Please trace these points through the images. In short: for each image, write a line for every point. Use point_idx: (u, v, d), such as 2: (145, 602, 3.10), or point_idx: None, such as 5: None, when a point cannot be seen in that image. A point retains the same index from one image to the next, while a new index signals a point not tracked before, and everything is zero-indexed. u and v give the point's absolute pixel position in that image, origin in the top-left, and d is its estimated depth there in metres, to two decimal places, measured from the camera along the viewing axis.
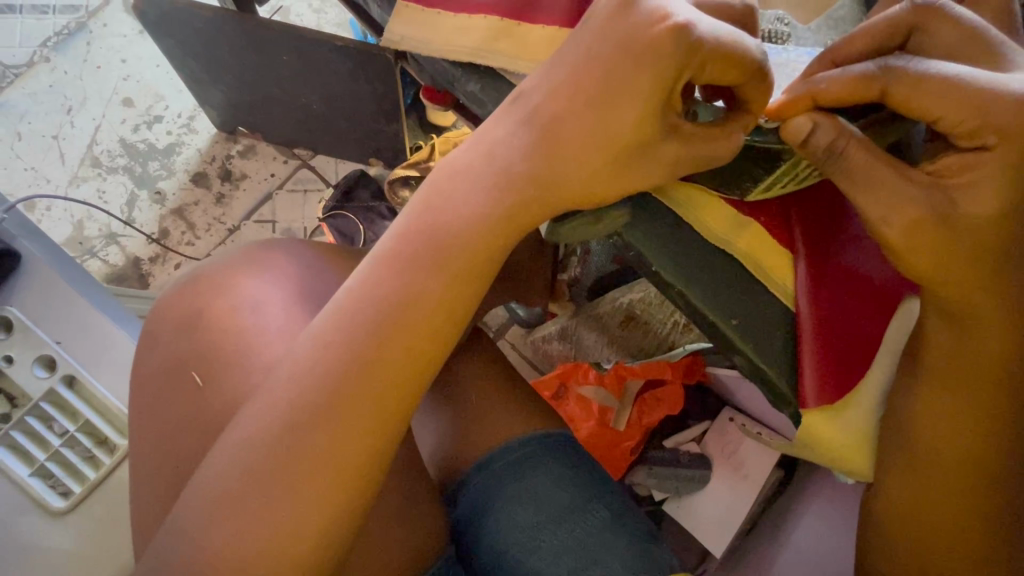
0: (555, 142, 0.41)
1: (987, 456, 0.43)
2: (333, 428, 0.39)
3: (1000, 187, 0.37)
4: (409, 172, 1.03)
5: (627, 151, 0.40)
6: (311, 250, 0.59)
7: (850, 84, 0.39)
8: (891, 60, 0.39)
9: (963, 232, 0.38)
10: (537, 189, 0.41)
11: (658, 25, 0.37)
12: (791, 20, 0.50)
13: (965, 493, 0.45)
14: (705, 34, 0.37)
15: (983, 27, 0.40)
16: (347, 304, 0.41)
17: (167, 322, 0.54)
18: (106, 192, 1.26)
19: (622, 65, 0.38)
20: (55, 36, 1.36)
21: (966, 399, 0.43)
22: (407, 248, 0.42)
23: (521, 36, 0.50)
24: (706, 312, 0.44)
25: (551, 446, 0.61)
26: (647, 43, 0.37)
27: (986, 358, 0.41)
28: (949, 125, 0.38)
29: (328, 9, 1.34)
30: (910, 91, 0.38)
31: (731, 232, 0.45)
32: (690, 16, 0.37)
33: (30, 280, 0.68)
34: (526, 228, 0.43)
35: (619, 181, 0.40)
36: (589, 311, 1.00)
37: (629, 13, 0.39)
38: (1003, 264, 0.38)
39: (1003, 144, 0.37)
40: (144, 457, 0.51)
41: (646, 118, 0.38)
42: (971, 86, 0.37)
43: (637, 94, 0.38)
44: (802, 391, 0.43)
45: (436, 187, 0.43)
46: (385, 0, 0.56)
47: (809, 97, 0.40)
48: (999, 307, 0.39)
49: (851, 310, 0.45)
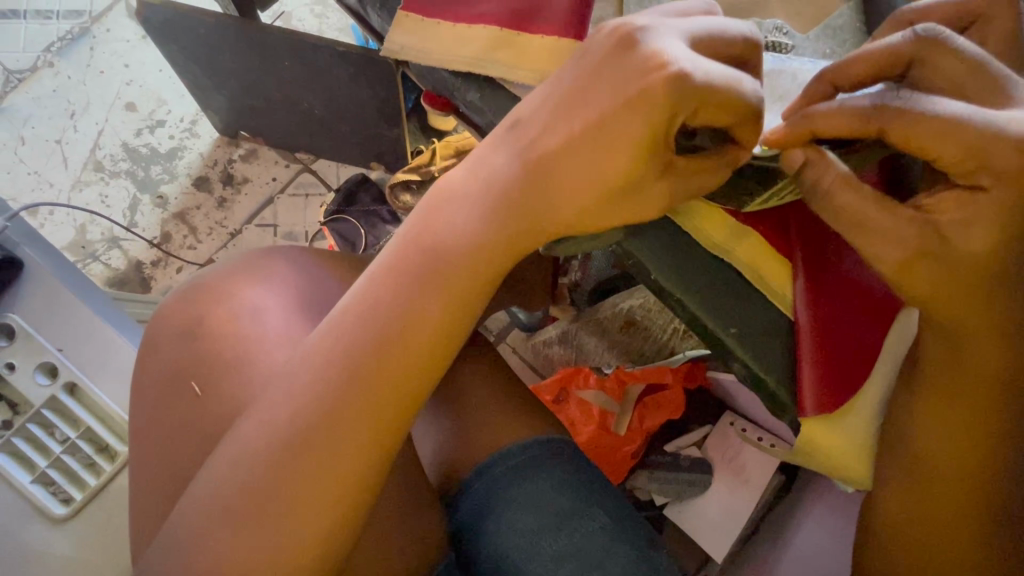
0: (551, 174, 0.41)
1: (991, 469, 0.43)
2: (333, 436, 0.40)
3: (997, 228, 0.36)
4: (410, 176, 1.04)
5: (620, 190, 0.39)
6: (312, 257, 0.60)
7: (845, 119, 0.39)
8: (890, 99, 0.38)
9: (959, 271, 0.37)
10: (534, 206, 0.41)
11: (654, 69, 0.37)
12: (790, 30, 0.51)
13: (968, 504, 0.44)
14: (701, 78, 0.36)
15: (986, 60, 0.39)
16: (345, 321, 0.42)
17: (168, 329, 0.54)
18: (109, 196, 1.27)
19: (617, 105, 0.38)
20: (59, 41, 1.36)
21: (965, 423, 0.42)
22: (405, 264, 0.42)
23: (520, 46, 0.51)
24: (705, 319, 0.44)
25: (551, 451, 0.61)
26: (643, 87, 0.37)
27: (984, 387, 0.40)
28: (946, 163, 0.37)
29: (329, 13, 1.34)
30: (907, 130, 0.37)
31: (730, 240, 0.46)
32: (685, 59, 0.37)
33: (34, 287, 0.69)
34: (525, 247, 0.43)
35: (612, 217, 0.40)
36: (589, 316, 1.01)
37: (628, 54, 0.39)
38: (1000, 297, 0.38)
39: (999, 185, 0.36)
40: (145, 463, 0.51)
41: (640, 157, 0.38)
42: (971, 124, 0.36)
43: (631, 134, 0.38)
44: (802, 399, 0.43)
45: (435, 207, 0.44)
46: (386, 10, 0.56)
47: (807, 131, 0.40)
48: (997, 342, 0.39)
49: (851, 321, 0.45)
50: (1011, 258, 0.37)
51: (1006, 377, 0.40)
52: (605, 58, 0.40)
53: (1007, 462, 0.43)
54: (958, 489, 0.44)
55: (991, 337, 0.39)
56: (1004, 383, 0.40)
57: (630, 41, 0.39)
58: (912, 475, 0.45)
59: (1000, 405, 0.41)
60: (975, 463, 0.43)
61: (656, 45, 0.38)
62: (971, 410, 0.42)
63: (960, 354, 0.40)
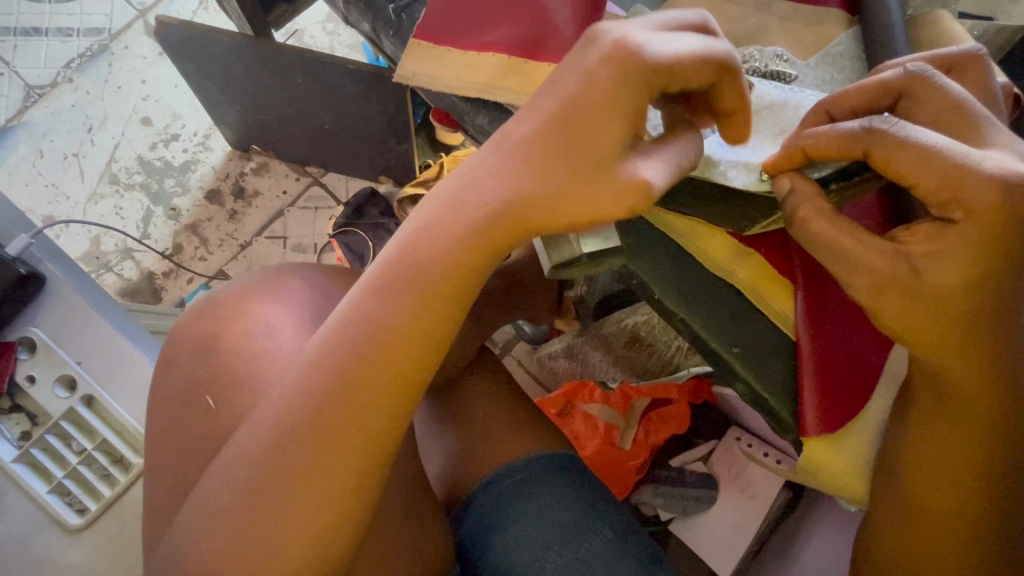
0: (526, 160, 0.41)
1: (983, 496, 0.43)
2: (335, 448, 0.41)
3: (965, 261, 0.37)
4: (419, 191, 1.07)
5: (593, 168, 0.40)
6: (323, 274, 0.61)
7: (834, 141, 0.40)
8: (879, 121, 0.39)
9: (926, 301, 0.38)
10: (512, 206, 0.41)
11: (619, 53, 0.39)
12: (791, 57, 0.52)
13: (965, 534, 0.44)
14: (663, 53, 0.38)
15: (969, 101, 0.40)
16: (336, 342, 0.42)
17: (184, 344, 0.55)
18: (123, 209, 1.29)
19: (586, 90, 0.40)
20: (79, 57, 1.40)
21: (955, 449, 0.43)
22: (395, 283, 0.43)
23: (527, 75, 0.53)
24: (707, 339, 0.46)
25: (557, 467, 0.62)
26: (607, 71, 0.39)
27: (972, 412, 0.41)
28: (923, 190, 0.38)
29: (341, 31, 1.38)
30: (890, 154, 0.38)
31: (732, 260, 0.47)
32: (649, 40, 0.39)
33: (54, 303, 0.70)
34: (496, 248, 0.43)
35: (594, 206, 0.40)
36: (594, 331, 1.01)
37: (592, 45, 0.40)
38: (978, 335, 0.39)
39: (969, 221, 0.37)
40: (159, 474, 0.52)
41: (612, 135, 0.39)
42: (948, 158, 0.37)
43: (599, 116, 0.39)
44: (802, 420, 0.44)
45: (424, 223, 0.44)
46: (399, 38, 0.59)
47: (799, 149, 0.42)
48: (976, 370, 0.40)
49: (849, 342, 0.46)
50: (986, 292, 0.38)
51: (994, 407, 0.41)
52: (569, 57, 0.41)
53: (1001, 489, 0.43)
54: (954, 511, 0.44)
55: (971, 372, 0.40)
56: (992, 414, 0.41)
57: (593, 34, 0.40)
58: (912, 501, 0.45)
59: (984, 436, 0.42)
60: (969, 489, 0.43)
61: (619, 33, 0.39)
62: (959, 440, 0.42)
63: (942, 385, 0.41)
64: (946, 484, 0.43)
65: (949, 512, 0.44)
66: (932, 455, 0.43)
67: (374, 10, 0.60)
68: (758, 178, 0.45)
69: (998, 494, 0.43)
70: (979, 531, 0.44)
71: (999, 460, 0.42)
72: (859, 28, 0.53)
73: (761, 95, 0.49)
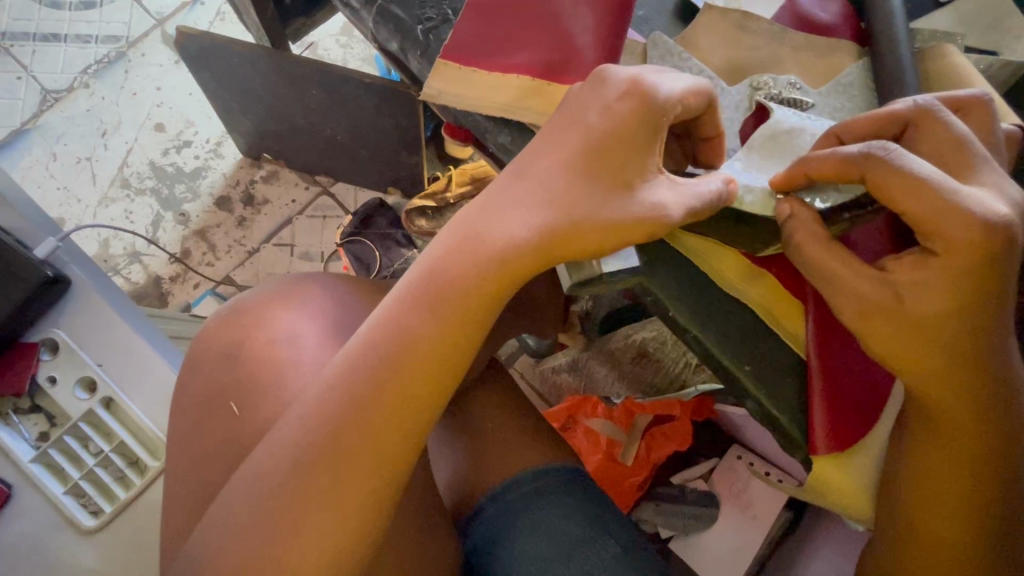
0: (558, 193, 0.44)
1: (978, 527, 0.44)
2: (345, 459, 0.41)
3: (946, 292, 0.39)
4: (427, 203, 1.09)
5: (619, 199, 0.43)
6: (342, 283, 0.62)
7: (833, 165, 0.42)
8: (876, 147, 0.40)
9: (907, 325, 0.40)
10: (546, 235, 0.44)
11: (637, 89, 0.43)
12: (803, 84, 0.54)
13: (957, 564, 0.44)
14: (673, 90, 0.43)
15: (971, 139, 0.42)
16: (358, 361, 0.43)
17: (207, 351, 0.56)
18: (133, 213, 1.31)
19: (606, 123, 0.43)
20: (96, 63, 1.42)
21: (948, 479, 0.43)
22: (410, 305, 0.44)
23: (550, 95, 0.54)
24: (719, 356, 0.48)
25: (564, 480, 0.62)
26: (631, 105, 0.43)
27: (965, 441, 0.42)
28: (909, 218, 0.39)
29: (354, 44, 1.41)
30: (884, 181, 0.40)
31: (746, 283, 0.48)
32: (658, 79, 0.44)
33: (75, 305, 0.71)
34: (516, 279, 0.45)
35: (623, 234, 0.43)
36: (601, 345, 1.02)
37: (605, 85, 0.44)
38: (961, 366, 0.40)
39: (949, 254, 0.38)
40: (178, 475, 0.53)
41: (637, 165, 0.43)
42: (937, 190, 0.38)
43: (626, 146, 0.43)
44: (813, 439, 0.45)
45: (442, 253, 0.45)
46: (424, 56, 0.61)
47: (802, 173, 0.44)
48: (961, 398, 0.41)
49: (857, 362, 0.47)
50: (969, 323, 0.39)
51: (982, 438, 0.42)
52: (582, 93, 0.45)
53: (996, 520, 0.44)
54: (948, 539, 0.44)
55: (957, 400, 0.41)
56: (980, 443, 0.42)
57: (604, 77, 0.45)
58: (907, 529, 0.45)
59: (972, 466, 0.42)
60: (963, 519, 0.43)
61: (630, 74, 0.44)
62: (953, 465, 0.43)
63: (933, 414, 0.42)
64: (940, 516, 0.44)
65: (940, 541, 0.45)
66: (930, 482, 0.43)
67: (403, 31, 0.61)
68: (767, 198, 0.47)
69: (992, 526, 0.44)
70: (977, 559, 0.44)
71: (991, 492, 0.43)
72: (869, 60, 0.54)
73: (778, 121, 0.50)
